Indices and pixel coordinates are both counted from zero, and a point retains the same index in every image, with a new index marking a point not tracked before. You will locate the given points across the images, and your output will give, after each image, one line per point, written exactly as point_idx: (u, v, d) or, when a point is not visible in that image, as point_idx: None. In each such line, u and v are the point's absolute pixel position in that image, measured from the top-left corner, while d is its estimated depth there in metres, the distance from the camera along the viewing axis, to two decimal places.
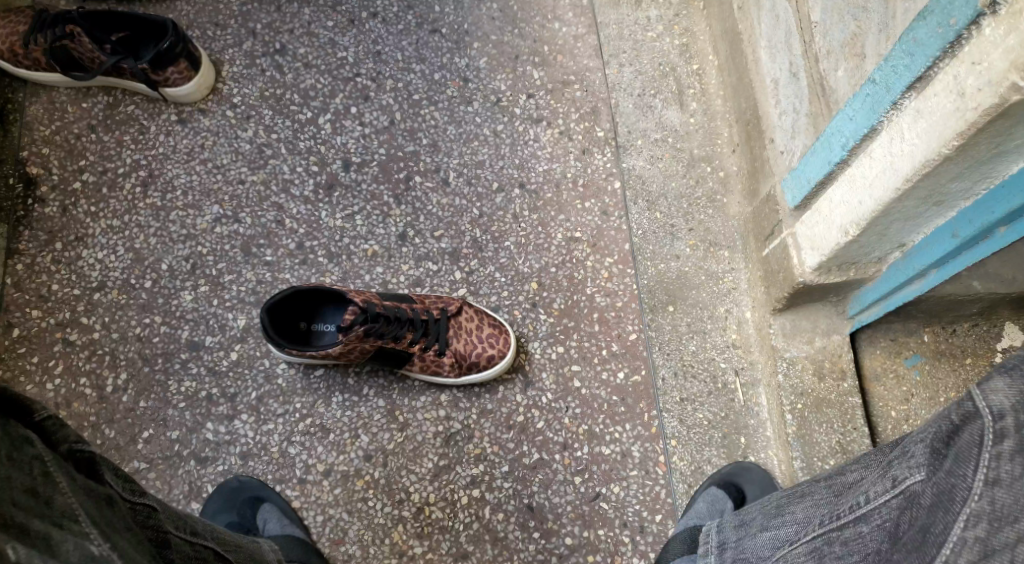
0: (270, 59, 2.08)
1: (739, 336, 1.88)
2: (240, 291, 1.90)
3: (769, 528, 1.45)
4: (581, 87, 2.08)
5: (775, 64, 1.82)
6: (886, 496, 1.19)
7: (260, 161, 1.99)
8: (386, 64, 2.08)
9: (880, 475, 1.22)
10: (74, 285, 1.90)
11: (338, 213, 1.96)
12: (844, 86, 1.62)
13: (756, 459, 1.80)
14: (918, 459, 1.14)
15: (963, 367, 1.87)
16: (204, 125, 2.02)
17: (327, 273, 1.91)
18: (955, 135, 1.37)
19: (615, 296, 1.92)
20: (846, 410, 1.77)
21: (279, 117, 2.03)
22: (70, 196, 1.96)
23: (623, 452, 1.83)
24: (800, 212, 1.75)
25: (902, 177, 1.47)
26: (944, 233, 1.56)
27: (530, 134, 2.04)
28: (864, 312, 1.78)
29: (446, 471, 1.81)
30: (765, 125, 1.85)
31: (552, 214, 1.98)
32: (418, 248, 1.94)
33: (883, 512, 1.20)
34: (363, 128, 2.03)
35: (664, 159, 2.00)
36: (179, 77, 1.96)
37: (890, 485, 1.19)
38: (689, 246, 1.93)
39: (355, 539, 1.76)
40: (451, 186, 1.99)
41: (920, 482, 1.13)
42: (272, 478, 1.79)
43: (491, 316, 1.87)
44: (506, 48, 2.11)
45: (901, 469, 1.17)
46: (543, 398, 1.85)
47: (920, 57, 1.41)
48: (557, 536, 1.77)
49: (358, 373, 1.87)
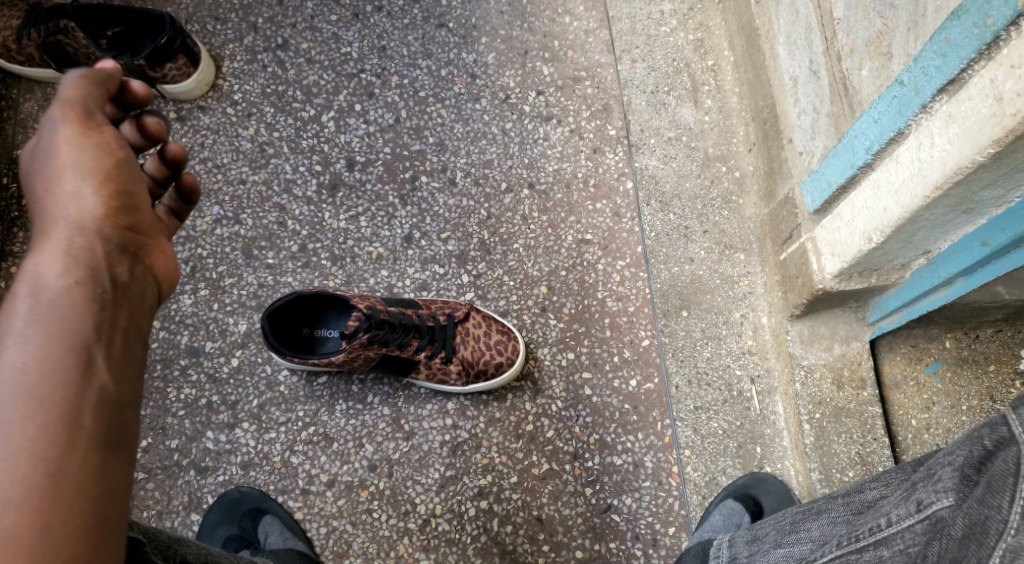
0: (271, 55, 2.01)
1: (754, 342, 1.82)
2: (241, 296, 1.85)
3: (783, 544, 1.44)
4: (593, 83, 2.01)
5: (794, 61, 1.75)
6: (910, 520, 1.17)
7: (261, 160, 1.93)
8: (391, 59, 2.02)
9: (903, 499, 1.21)
10: None
11: (342, 214, 1.90)
12: (868, 87, 1.55)
13: (772, 470, 1.75)
14: (945, 483, 1.13)
15: (987, 374, 1.81)
16: (203, 123, 1.96)
17: (330, 276, 1.86)
18: (990, 142, 1.31)
19: (627, 300, 1.86)
20: (866, 419, 1.72)
21: (281, 115, 1.97)
22: None
23: (635, 463, 1.77)
24: (820, 215, 1.69)
25: (931, 184, 1.41)
26: (973, 241, 1.50)
27: (540, 132, 1.97)
28: (884, 319, 1.72)
29: (453, 482, 1.76)
30: (784, 125, 1.78)
31: (562, 215, 1.91)
32: (424, 251, 1.88)
33: (906, 537, 1.18)
34: (368, 126, 1.96)
35: (678, 158, 1.93)
36: (177, 73, 1.90)
37: (914, 509, 1.18)
38: (704, 249, 1.87)
39: (360, 551, 1.72)
40: (457, 186, 1.92)
41: (947, 508, 1.13)
42: (275, 489, 1.74)
43: (500, 322, 1.81)
44: (515, 43, 2.04)
45: (927, 492, 1.16)
46: (552, 406, 1.80)
47: (953, 58, 1.35)
48: (567, 549, 1.73)
49: (362, 381, 1.81)
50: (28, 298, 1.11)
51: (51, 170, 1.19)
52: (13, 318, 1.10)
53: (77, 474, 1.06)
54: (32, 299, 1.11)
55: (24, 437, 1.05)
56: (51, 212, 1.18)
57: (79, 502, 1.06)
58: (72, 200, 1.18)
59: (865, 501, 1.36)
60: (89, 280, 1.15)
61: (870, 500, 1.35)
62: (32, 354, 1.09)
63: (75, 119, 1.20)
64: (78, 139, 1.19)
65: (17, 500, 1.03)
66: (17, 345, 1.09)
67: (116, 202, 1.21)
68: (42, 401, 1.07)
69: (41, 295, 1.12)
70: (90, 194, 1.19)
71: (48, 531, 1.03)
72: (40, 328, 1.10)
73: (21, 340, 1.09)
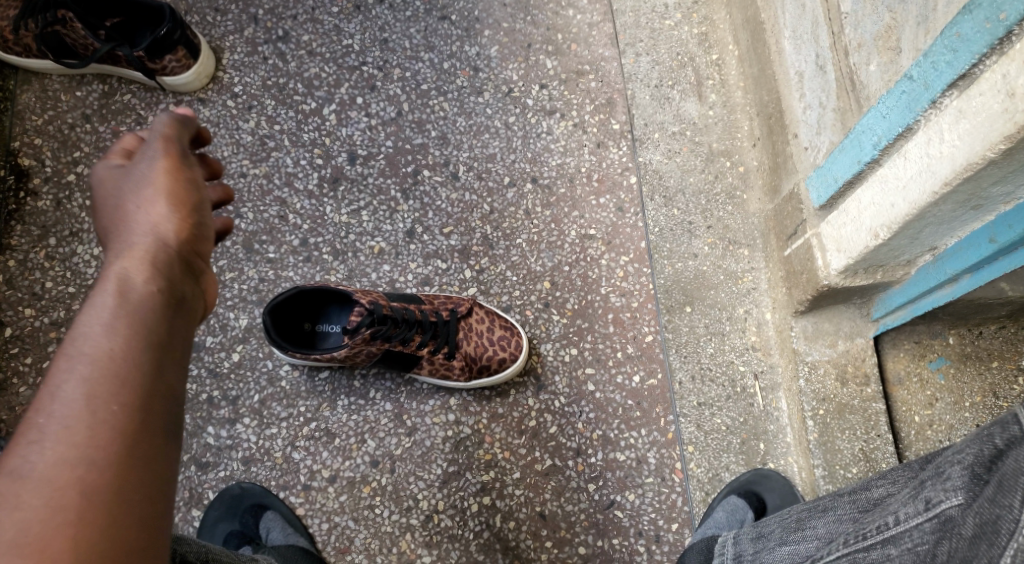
0: (272, 47, 1.99)
1: (758, 338, 1.81)
2: (241, 290, 1.83)
3: (788, 542, 1.44)
4: (596, 77, 2.00)
5: (800, 56, 1.74)
6: (919, 518, 1.17)
7: (262, 153, 1.92)
8: (392, 52, 2.00)
9: (911, 497, 1.20)
10: (69, 282, 1.83)
11: (343, 208, 1.88)
12: (876, 82, 1.54)
13: (775, 466, 1.75)
14: (955, 482, 1.13)
15: (990, 371, 1.81)
16: (203, 116, 1.94)
17: (332, 271, 1.84)
18: (1001, 138, 1.30)
19: (631, 296, 1.85)
20: (869, 416, 1.72)
21: (281, 108, 1.95)
22: (64, 189, 1.89)
23: (638, 458, 1.77)
24: (825, 211, 1.68)
25: (940, 180, 1.40)
26: (980, 238, 1.49)
27: (543, 126, 1.96)
28: (890, 315, 1.71)
29: (455, 478, 1.75)
30: (790, 120, 1.77)
31: (565, 210, 1.90)
32: (426, 245, 1.86)
33: (915, 535, 1.18)
34: (370, 119, 1.95)
35: (682, 153, 1.92)
36: (177, 65, 1.88)
37: (922, 507, 1.17)
38: (708, 244, 1.86)
39: (362, 547, 1.71)
40: (460, 180, 1.91)
41: (956, 507, 1.13)
42: (276, 485, 1.74)
43: (503, 317, 1.80)
44: (518, 36, 2.02)
45: (935, 491, 1.16)
46: (555, 402, 1.79)
47: (964, 53, 1.34)
48: (570, 545, 1.73)
49: (364, 376, 1.80)
50: (114, 298, 1.02)
51: (141, 184, 1.11)
52: (96, 312, 1.01)
53: (150, 483, 0.97)
54: (117, 298, 1.02)
55: (101, 434, 0.96)
56: (136, 215, 1.09)
57: (147, 512, 0.96)
58: (159, 208, 1.09)
59: (872, 499, 1.36)
60: (173, 291, 1.06)
61: (877, 497, 1.35)
62: (117, 352, 0.99)
63: (175, 149, 1.14)
64: (172, 161, 1.13)
65: (87, 494, 0.94)
66: (103, 339, 0.99)
67: (203, 221, 1.12)
68: (124, 402, 0.98)
69: (125, 295, 1.03)
70: (177, 206, 1.10)
71: (111, 534, 0.94)
72: (126, 326, 1.01)
73: (106, 335, 1.00)
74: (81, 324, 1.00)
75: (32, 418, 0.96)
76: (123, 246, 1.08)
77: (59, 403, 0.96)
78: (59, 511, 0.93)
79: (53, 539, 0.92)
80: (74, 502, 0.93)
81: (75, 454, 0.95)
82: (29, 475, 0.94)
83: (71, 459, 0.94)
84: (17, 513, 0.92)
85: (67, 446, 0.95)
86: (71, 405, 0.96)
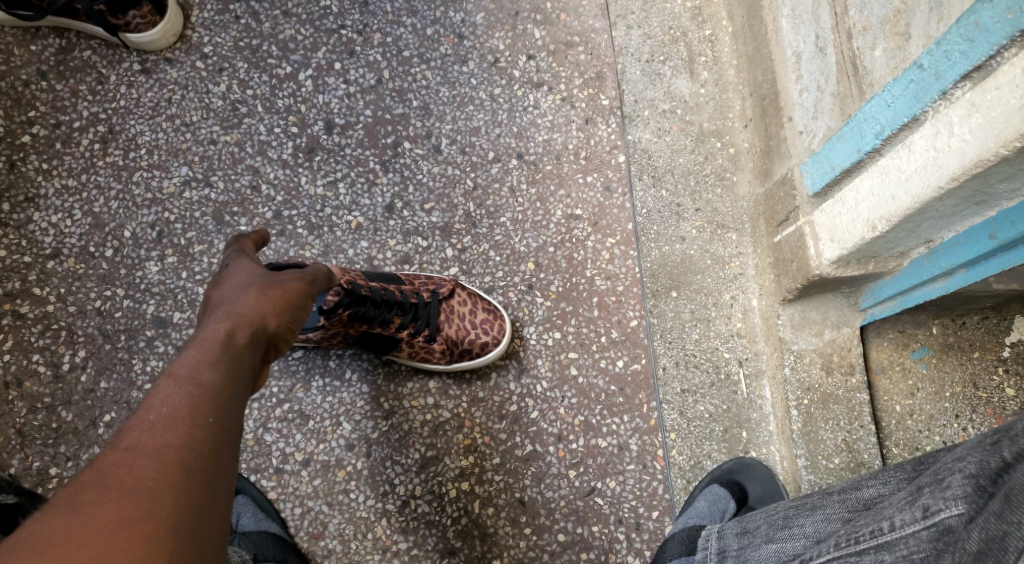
0: (245, 5, 1.88)
1: (743, 325, 1.78)
2: (211, 264, 1.74)
3: (775, 539, 1.39)
4: (586, 49, 1.92)
5: (798, 36, 1.68)
6: (915, 526, 1.11)
7: (233, 119, 1.82)
8: (373, 15, 1.90)
9: (907, 503, 1.14)
10: (25, 252, 1.72)
11: (319, 180, 1.80)
12: (881, 68, 1.50)
13: (757, 455, 1.72)
14: (955, 491, 1.08)
15: (972, 361, 1.78)
16: (170, 77, 1.83)
17: (307, 247, 1.76)
18: (1018, 134, 1.26)
19: (616, 279, 1.80)
20: (853, 406, 1.68)
21: (254, 72, 1.85)
22: (18, 150, 1.77)
23: (620, 445, 1.73)
24: (819, 199, 1.64)
25: (947, 174, 1.36)
26: (980, 233, 1.45)
27: (530, 100, 1.88)
28: (878, 306, 1.67)
29: (434, 462, 1.70)
30: (784, 102, 1.72)
31: (551, 188, 1.84)
32: (406, 222, 1.79)
33: (910, 543, 1.12)
34: (348, 86, 1.85)
35: (672, 132, 1.87)
36: (142, 22, 1.77)
37: (919, 515, 1.12)
38: (696, 228, 1.82)
39: (336, 533, 1.66)
40: (442, 154, 1.83)
41: (957, 517, 1.07)
42: (247, 467, 1.68)
43: (485, 299, 1.74)
44: (505, 2, 1.94)
45: (935, 499, 1.10)
46: (537, 387, 1.75)
47: (981, 44, 1.30)
48: (549, 532, 1.69)
49: (339, 356, 1.74)
50: (220, 345, 1.14)
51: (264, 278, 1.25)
52: (204, 349, 1.13)
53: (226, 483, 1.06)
54: (222, 346, 1.14)
55: (200, 436, 1.05)
56: (250, 296, 1.22)
57: (223, 507, 1.04)
58: (272, 297, 1.23)
59: (862, 500, 1.31)
60: (260, 360, 1.18)
61: (867, 499, 1.30)
62: (218, 383, 1.10)
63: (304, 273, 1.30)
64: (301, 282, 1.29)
65: (188, 474, 1.03)
66: (207, 369, 1.11)
67: (296, 330, 1.26)
68: (218, 419, 1.08)
69: (230, 346, 1.15)
70: (285, 305, 1.24)
71: (198, 512, 1.02)
72: (227, 366, 1.12)
73: (209, 367, 1.11)
74: (191, 355, 1.12)
75: (139, 415, 1.05)
76: (230, 312, 1.19)
77: (167, 406, 1.06)
78: (167, 482, 1.01)
79: (160, 499, 1.00)
80: (178, 478, 1.02)
81: (178, 441, 1.04)
82: (141, 450, 1.02)
83: (176, 445, 1.03)
84: (130, 472, 1.00)
85: (171, 434, 1.04)
86: (174, 406, 1.06)
